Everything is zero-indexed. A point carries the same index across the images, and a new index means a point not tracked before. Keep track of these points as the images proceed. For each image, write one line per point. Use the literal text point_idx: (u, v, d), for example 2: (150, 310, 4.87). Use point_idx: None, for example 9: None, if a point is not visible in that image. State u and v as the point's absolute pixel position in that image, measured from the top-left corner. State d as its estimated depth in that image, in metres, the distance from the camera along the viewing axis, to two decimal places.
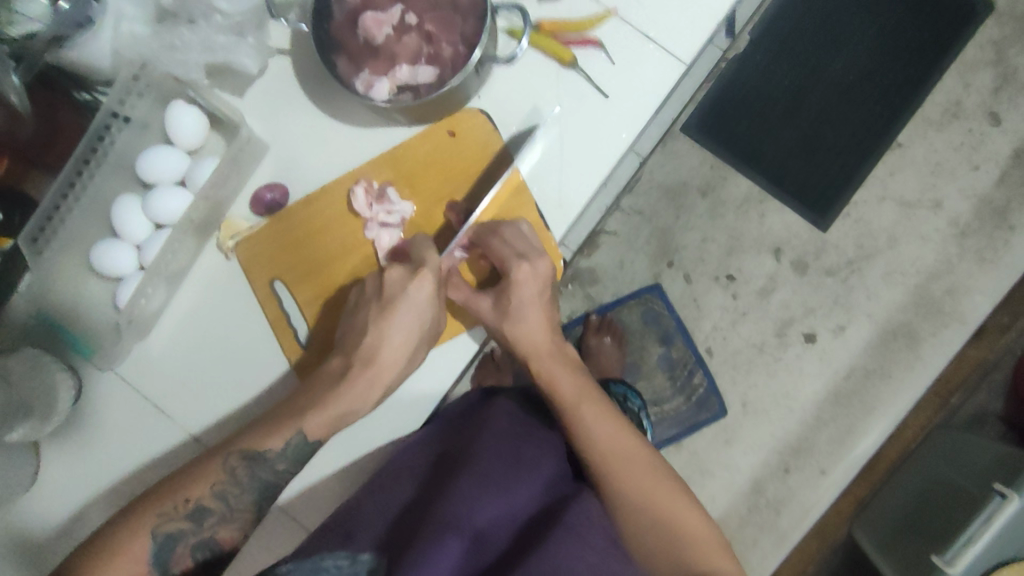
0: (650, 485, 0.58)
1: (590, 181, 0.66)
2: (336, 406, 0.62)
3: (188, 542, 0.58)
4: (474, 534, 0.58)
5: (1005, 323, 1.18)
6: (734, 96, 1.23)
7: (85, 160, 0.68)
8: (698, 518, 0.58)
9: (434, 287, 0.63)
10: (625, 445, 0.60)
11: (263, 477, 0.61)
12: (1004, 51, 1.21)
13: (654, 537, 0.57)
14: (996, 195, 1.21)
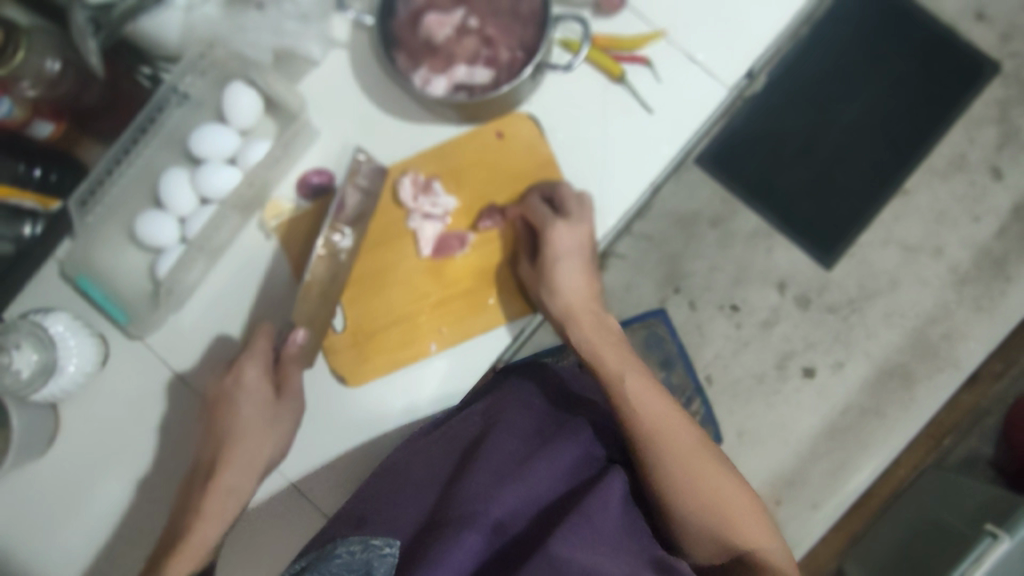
0: (698, 473, 0.56)
1: (630, 191, 0.68)
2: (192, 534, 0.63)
3: None
4: (494, 525, 0.55)
5: (997, 371, 1.22)
6: (750, 132, 1.27)
7: (142, 129, 0.70)
8: (749, 508, 0.56)
9: (259, 372, 0.67)
10: (673, 427, 0.59)
11: None
12: (1008, 111, 1.26)
13: (700, 528, 0.55)
14: (995, 246, 1.26)
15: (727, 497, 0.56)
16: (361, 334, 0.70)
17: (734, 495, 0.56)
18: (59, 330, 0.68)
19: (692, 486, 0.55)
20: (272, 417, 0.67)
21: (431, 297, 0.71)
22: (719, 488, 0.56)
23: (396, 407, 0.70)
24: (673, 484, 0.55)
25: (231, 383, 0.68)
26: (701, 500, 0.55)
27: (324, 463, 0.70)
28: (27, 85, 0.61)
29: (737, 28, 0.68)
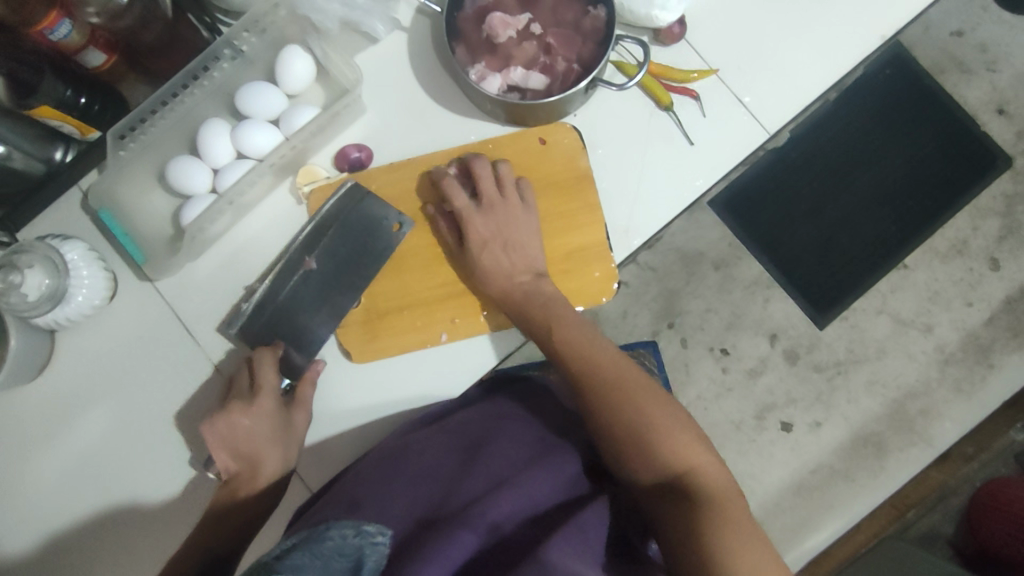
0: (633, 399, 0.58)
1: (659, 216, 0.70)
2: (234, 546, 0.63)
3: None
4: (491, 527, 0.55)
5: (968, 453, 1.25)
6: (767, 183, 1.29)
7: (193, 76, 0.70)
8: (690, 431, 0.56)
9: (275, 397, 0.66)
10: (608, 364, 0.61)
11: None
12: (1013, 206, 1.30)
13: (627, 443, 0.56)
14: (982, 333, 1.29)
15: (666, 423, 0.56)
16: (373, 314, 0.70)
17: (672, 419, 0.57)
18: (74, 257, 0.67)
19: (629, 412, 0.57)
20: (288, 433, 0.67)
21: (449, 288, 0.71)
22: (656, 415, 0.57)
23: (396, 391, 0.71)
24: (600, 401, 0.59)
25: (241, 416, 0.65)
26: (637, 424, 0.56)
27: (316, 437, 0.71)
28: (92, 11, 0.61)
29: (785, 79, 0.70)
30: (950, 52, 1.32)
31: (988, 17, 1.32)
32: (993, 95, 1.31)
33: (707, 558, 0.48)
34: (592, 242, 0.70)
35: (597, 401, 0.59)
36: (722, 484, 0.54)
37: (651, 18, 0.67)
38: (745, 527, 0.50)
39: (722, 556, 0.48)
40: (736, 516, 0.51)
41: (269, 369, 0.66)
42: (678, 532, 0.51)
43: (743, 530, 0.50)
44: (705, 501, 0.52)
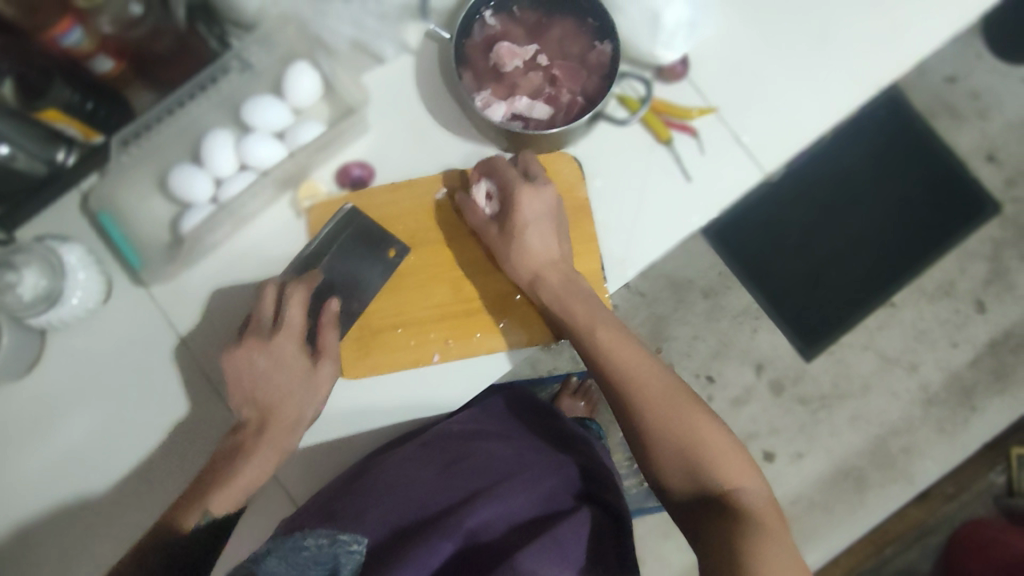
0: (686, 418, 0.59)
1: (653, 249, 0.71)
2: (239, 481, 0.62)
3: None
4: (467, 535, 0.57)
5: (948, 493, 1.27)
6: (760, 215, 1.31)
7: (202, 86, 0.72)
8: (741, 457, 0.58)
9: (297, 339, 0.65)
10: (660, 381, 0.62)
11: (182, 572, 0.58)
12: (1001, 251, 1.33)
13: (675, 455, 0.58)
14: (966, 374, 1.31)
15: (718, 445, 0.58)
16: (365, 333, 0.70)
17: (724, 442, 0.58)
18: (72, 261, 0.67)
19: (683, 428, 0.59)
20: (307, 380, 0.66)
21: (443, 309, 0.71)
22: (709, 436, 0.58)
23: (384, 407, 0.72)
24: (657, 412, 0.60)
25: (271, 343, 0.65)
26: (688, 444, 0.58)
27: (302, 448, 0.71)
28: (106, 20, 0.61)
29: (784, 122, 0.71)
30: (943, 97, 1.34)
31: (981, 66, 1.35)
32: (984, 142, 1.34)
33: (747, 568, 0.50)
34: (586, 270, 0.71)
35: (645, 414, 0.60)
36: (763, 505, 0.56)
37: (654, 57, 0.70)
38: (787, 547, 0.53)
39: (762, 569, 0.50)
40: (776, 535, 0.53)
41: (297, 308, 0.65)
42: (720, 543, 0.53)
43: (783, 551, 0.52)
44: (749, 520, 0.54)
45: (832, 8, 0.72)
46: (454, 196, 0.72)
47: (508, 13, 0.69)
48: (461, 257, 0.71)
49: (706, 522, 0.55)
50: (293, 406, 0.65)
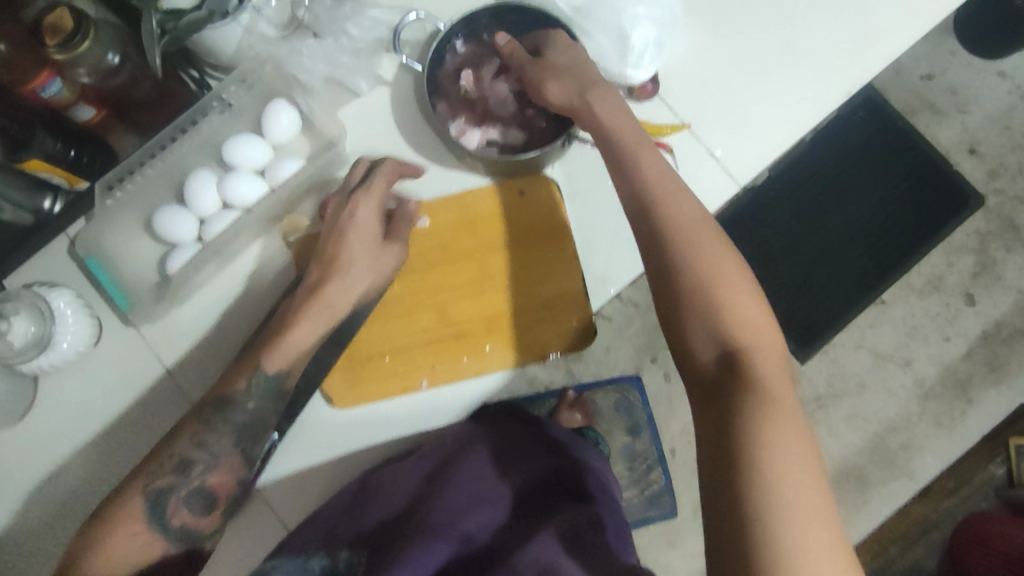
0: (730, 294, 0.56)
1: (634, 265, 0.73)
2: (288, 337, 0.64)
3: (178, 496, 0.58)
4: (462, 537, 0.61)
5: (950, 487, 1.27)
6: (748, 221, 1.31)
7: (181, 129, 0.73)
8: (773, 348, 0.55)
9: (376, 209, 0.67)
10: (719, 250, 0.58)
11: (238, 421, 0.62)
12: (987, 243, 1.34)
13: (708, 310, 0.55)
14: (960, 367, 1.31)
15: (756, 334, 0.55)
16: (355, 363, 0.71)
17: (765, 338, 0.55)
18: (61, 305, 0.68)
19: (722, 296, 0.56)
20: (377, 254, 0.68)
21: (429, 335, 0.72)
22: (750, 323, 0.55)
23: (376, 430, 0.72)
24: (698, 268, 0.56)
25: (340, 226, 0.67)
26: (725, 322, 0.55)
27: (290, 474, 0.70)
28: (83, 71, 0.62)
29: (754, 133, 0.73)
30: (921, 94, 1.36)
31: (956, 62, 1.37)
32: (964, 137, 1.36)
33: (749, 444, 0.48)
34: (570, 290, 0.72)
35: (691, 272, 0.56)
36: (789, 397, 0.52)
37: (623, 77, 0.71)
38: (804, 437, 0.49)
39: (764, 448, 0.47)
40: (794, 424, 0.49)
41: (369, 209, 0.67)
42: (728, 417, 0.50)
43: (798, 439, 0.48)
44: (768, 399, 0.50)
45: (796, 19, 0.74)
46: (435, 223, 0.73)
47: (477, 41, 0.71)
48: (445, 283, 0.72)
49: (718, 395, 0.53)
50: (339, 297, 0.66)
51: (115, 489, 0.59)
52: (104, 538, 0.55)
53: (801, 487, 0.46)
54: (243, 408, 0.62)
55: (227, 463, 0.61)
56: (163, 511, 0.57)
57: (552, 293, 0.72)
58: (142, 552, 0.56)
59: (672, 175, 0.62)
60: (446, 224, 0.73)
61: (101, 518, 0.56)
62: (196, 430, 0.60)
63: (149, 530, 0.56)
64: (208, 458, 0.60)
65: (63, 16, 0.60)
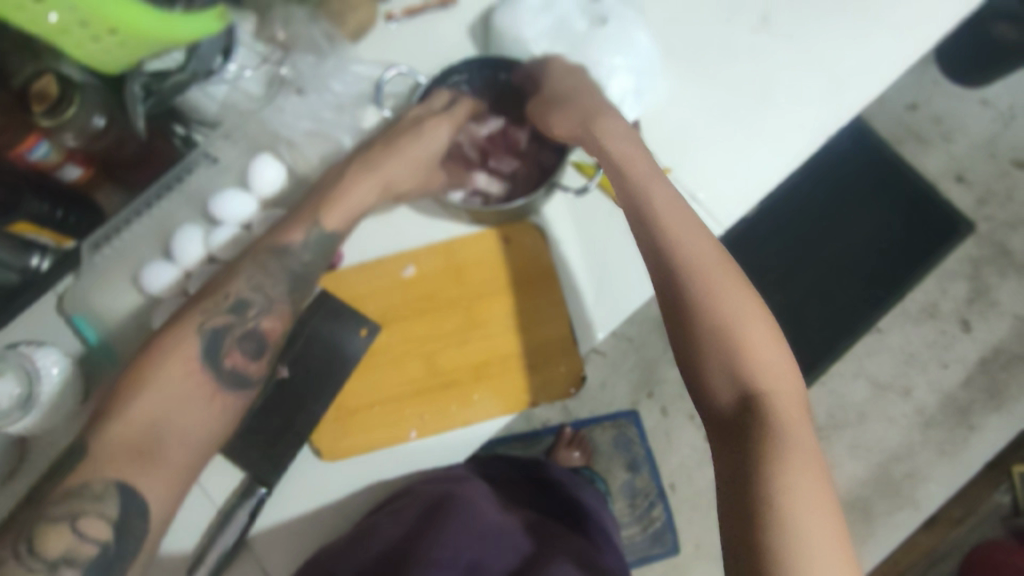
0: (743, 330, 0.51)
1: (634, 299, 0.70)
2: (346, 201, 0.70)
3: (233, 335, 0.65)
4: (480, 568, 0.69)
5: (957, 516, 1.22)
6: (742, 252, 1.28)
7: (168, 186, 0.75)
8: (794, 393, 0.50)
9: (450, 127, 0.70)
10: (730, 284, 0.53)
11: (291, 270, 0.68)
12: (980, 269, 1.33)
13: (719, 350, 0.51)
14: (960, 394, 1.29)
15: (774, 373, 0.50)
16: (343, 412, 0.71)
17: (783, 376, 0.51)
18: (48, 364, 0.65)
19: (735, 334, 0.51)
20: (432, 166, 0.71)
21: (417, 384, 0.71)
22: (764, 361, 0.51)
23: (364, 476, 0.71)
24: (708, 304, 0.53)
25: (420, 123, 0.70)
26: (739, 363, 0.50)
27: (272, 524, 0.69)
28: (70, 137, 0.63)
29: (739, 175, 0.73)
30: (906, 125, 1.37)
31: (939, 92, 1.39)
32: (951, 164, 1.36)
33: (766, 498, 0.44)
34: (556, 335, 0.72)
35: (701, 311, 0.52)
36: (809, 440, 0.48)
37: None
38: (824, 486, 0.45)
39: (783, 504, 0.43)
40: (815, 473, 0.45)
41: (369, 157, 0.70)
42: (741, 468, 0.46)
43: (817, 491, 0.45)
44: (786, 447, 0.46)
45: (776, 66, 0.75)
46: (421, 271, 0.73)
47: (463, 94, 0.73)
48: (433, 331, 0.72)
49: (732, 442, 0.48)
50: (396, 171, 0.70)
51: (162, 331, 0.66)
52: (153, 375, 0.62)
53: (823, 536, 0.43)
54: (295, 257, 0.69)
55: (278, 310, 0.68)
56: (216, 353, 0.64)
57: (540, 337, 0.72)
58: (189, 391, 0.63)
59: (680, 209, 0.59)
60: (433, 271, 0.73)
61: (145, 358, 0.63)
62: (252, 275, 0.67)
63: (201, 368, 0.64)
64: (262, 303, 0.67)
65: (48, 82, 0.62)
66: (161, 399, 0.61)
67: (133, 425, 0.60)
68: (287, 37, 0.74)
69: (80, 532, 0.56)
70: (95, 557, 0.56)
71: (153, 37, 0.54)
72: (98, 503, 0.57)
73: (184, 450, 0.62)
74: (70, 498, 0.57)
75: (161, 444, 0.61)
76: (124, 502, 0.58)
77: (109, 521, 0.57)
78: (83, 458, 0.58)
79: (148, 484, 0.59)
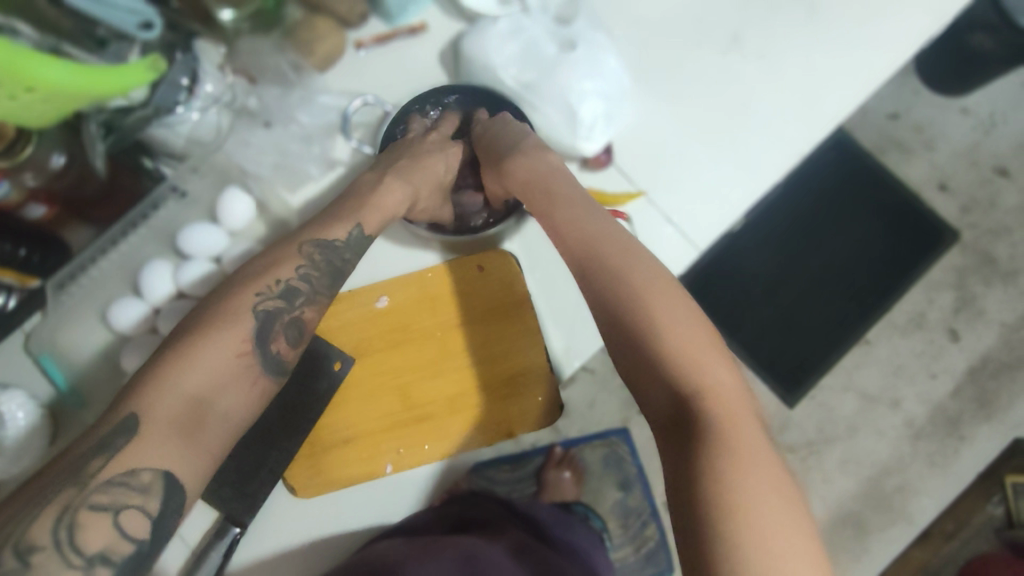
0: (672, 337, 0.53)
1: (598, 336, 0.73)
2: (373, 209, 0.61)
3: (284, 321, 0.53)
4: None
5: (948, 530, 1.21)
6: (727, 264, 1.27)
7: (133, 223, 0.73)
8: (735, 398, 0.51)
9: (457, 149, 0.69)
10: (658, 294, 0.55)
11: (334, 263, 0.57)
12: (965, 278, 1.31)
13: (650, 362, 0.53)
14: (949, 405, 1.27)
15: (707, 373, 0.51)
16: (315, 448, 0.69)
17: (720, 377, 0.52)
18: (12, 409, 0.62)
19: (666, 346, 0.52)
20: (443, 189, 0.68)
21: (391, 418, 0.70)
22: (696, 364, 0.52)
23: (338, 510, 0.69)
24: (638, 320, 0.54)
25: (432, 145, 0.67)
26: (673, 368, 0.52)
27: (243, 563, 0.67)
28: (31, 177, 0.63)
29: (710, 198, 0.72)
30: (889, 134, 1.36)
31: (920, 100, 1.37)
32: (934, 173, 1.34)
33: (711, 496, 0.44)
34: (532, 364, 0.71)
35: (633, 324, 0.54)
36: (749, 433, 0.49)
37: (576, 148, 0.71)
38: (772, 479, 0.46)
39: (730, 503, 0.44)
40: (761, 469, 0.46)
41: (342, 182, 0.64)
42: (684, 471, 0.47)
43: (764, 486, 0.45)
44: (726, 445, 0.47)
45: (747, 86, 0.75)
46: (395, 301, 0.72)
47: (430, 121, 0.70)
48: (407, 363, 0.71)
49: (674, 446, 0.49)
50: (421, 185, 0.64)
51: (210, 299, 0.53)
52: (207, 338, 0.48)
53: (765, 530, 0.43)
54: (332, 249, 0.57)
55: (320, 302, 0.56)
56: (265, 335, 0.51)
57: (518, 368, 0.71)
58: (240, 372, 0.49)
59: (610, 226, 0.60)
60: (406, 301, 0.72)
61: (207, 317, 0.50)
62: (301, 264, 0.55)
63: (252, 351, 0.50)
64: (309, 293, 0.55)
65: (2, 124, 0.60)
66: (210, 374, 0.47)
67: (176, 399, 0.45)
68: (255, 69, 0.75)
69: (120, 528, 0.42)
70: (128, 558, 0.41)
71: (73, 92, 0.54)
72: (143, 496, 0.42)
73: (226, 437, 0.47)
74: (113, 486, 0.42)
75: (215, 422, 0.47)
76: (169, 495, 0.43)
77: (151, 514, 0.42)
78: (133, 434, 0.43)
79: (192, 474, 0.45)
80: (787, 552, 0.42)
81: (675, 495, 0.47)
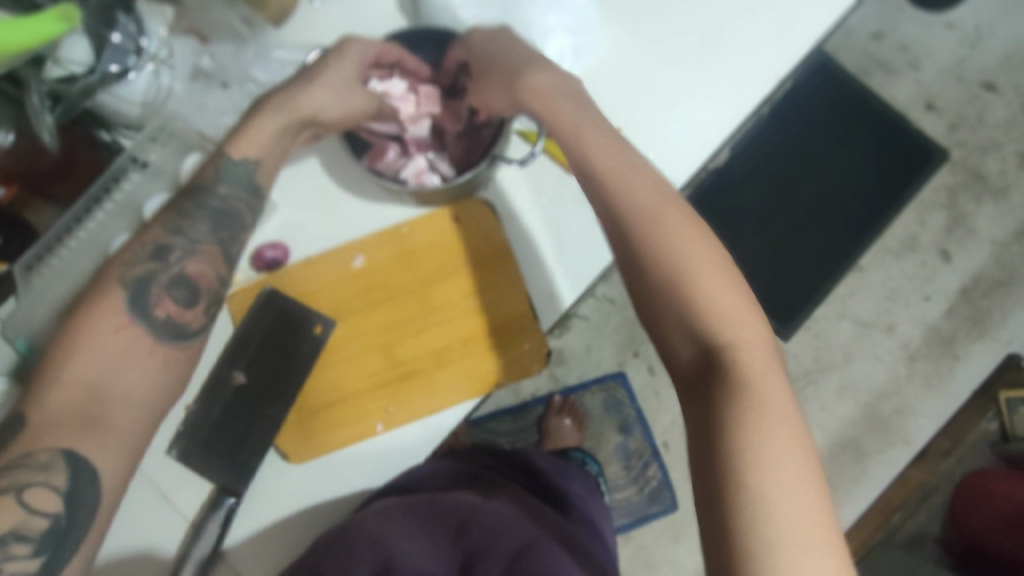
0: (703, 282, 0.46)
1: (599, 261, 0.68)
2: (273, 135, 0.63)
3: (160, 283, 0.59)
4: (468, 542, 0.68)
5: (946, 448, 1.22)
6: (715, 200, 1.26)
7: (96, 199, 0.68)
8: (766, 347, 0.45)
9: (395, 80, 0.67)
10: (689, 235, 0.48)
11: (213, 206, 0.62)
12: (956, 197, 1.29)
13: (673, 307, 0.46)
14: (944, 325, 1.27)
15: (742, 322, 0.45)
16: (307, 415, 0.69)
17: (752, 328, 0.45)
18: None
19: (694, 290, 0.46)
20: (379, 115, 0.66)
21: (375, 377, 0.70)
22: (727, 312, 0.45)
23: (334, 476, 0.69)
24: (664, 256, 0.47)
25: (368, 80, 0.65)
26: (700, 312, 0.46)
27: (245, 534, 0.68)
28: None
29: (686, 131, 0.70)
30: (873, 55, 1.32)
31: (905, 18, 1.32)
32: (920, 93, 1.31)
33: (738, 453, 0.39)
34: (518, 312, 0.70)
35: (660, 267, 0.47)
36: (779, 389, 0.43)
37: None
38: (801, 439, 0.41)
39: (755, 459, 0.39)
40: (793, 433, 0.41)
41: (271, 129, 0.63)
42: (709, 435, 0.41)
43: (796, 453, 0.40)
44: (757, 404, 0.41)
45: (721, 10, 0.71)
46: (372, 259, 0.71)
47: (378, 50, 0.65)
48: (393, 322, 0.70)
49: (696, 399, 0.44)
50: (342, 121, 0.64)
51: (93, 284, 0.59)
52: (87, 326, 0.55)
53: (794, 494, 0.38)
54: (214, 195, 0.62)
55: (204, 252, 0.62)
56: (145, 302, 0.57)
57: (505, 316, 0.70)
58: (126, 344, 0.55)
59: (639, 162, 0.53)
60: (384, 258, 0.71)
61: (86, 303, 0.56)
62: (168, 219, 0.61)
63: (132, 324, 0.56)
64: (185, 246, 0.61)
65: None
66: (103, 355, 0.54)
67: (70, 390, 0.52)
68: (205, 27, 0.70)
69: (30, 503, 0.49)
70: (45, 532, 0.49)
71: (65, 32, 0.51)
72: (45, 474, 0.49)
73: (126, 412, 0.54)
74: (15, 467, 0.49)
75: (112, 401, 0.53)
76: (75, 474, 0.50)
77: (58, 492, 0.49)
78: (23, 428, 0.50)
79: (98, 452, 0.51)
80: (816, 517, 0.38)
81: (695, 451, 0.42)
